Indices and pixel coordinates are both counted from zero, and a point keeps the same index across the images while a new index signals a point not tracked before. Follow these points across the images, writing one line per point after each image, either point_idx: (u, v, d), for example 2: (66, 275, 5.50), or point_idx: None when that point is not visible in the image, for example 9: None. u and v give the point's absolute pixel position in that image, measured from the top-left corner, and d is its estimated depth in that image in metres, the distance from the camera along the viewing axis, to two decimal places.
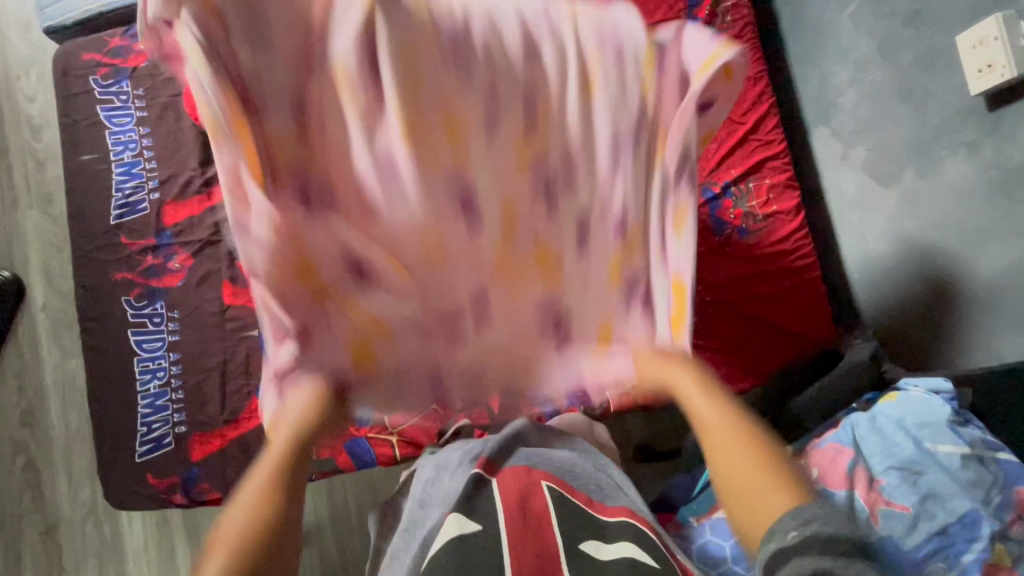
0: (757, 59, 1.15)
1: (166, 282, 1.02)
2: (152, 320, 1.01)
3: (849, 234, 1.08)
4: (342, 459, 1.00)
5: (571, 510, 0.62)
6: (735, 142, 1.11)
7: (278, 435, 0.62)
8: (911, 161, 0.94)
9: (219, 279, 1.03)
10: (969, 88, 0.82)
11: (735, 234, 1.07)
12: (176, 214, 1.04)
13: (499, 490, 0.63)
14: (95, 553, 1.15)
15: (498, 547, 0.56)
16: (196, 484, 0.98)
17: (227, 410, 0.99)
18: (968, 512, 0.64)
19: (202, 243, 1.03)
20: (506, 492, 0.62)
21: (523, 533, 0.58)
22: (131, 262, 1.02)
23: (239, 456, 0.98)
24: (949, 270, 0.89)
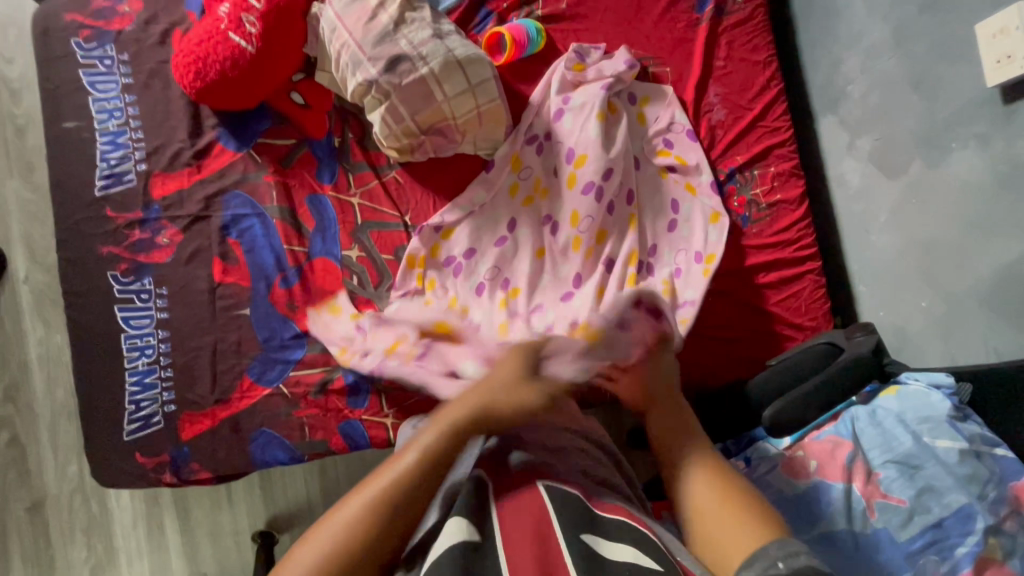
0: (768, 43, 1.12)
1: (153, 257, 0.99)
2: (139, 296, 0.98)
3: (852, 225, 1.08)
4: (335, 442, 0.98)
5: (573, 504, 0.58)
6: (742, 128, 1.09)
7: (441, 425, 0.60)
8: (919, 153, 0.92)
9: (209, 256, 1.00)
10: (985, 78, 0.80)
11: (737, 223, 1.06)
12: (164, 187, 1.00)
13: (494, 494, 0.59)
14: (83, 530, 1.14)
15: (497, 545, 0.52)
16: (186, 464, 0.97)
17: (218, 390, 0.98)
18: (962, 507, 0.66)
19: (191, 218, 1.00)
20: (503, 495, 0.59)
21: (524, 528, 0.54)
22: (117, 236, 0.99)
23: (230, 437, 0.97)
24: (951, 265, 0.89)
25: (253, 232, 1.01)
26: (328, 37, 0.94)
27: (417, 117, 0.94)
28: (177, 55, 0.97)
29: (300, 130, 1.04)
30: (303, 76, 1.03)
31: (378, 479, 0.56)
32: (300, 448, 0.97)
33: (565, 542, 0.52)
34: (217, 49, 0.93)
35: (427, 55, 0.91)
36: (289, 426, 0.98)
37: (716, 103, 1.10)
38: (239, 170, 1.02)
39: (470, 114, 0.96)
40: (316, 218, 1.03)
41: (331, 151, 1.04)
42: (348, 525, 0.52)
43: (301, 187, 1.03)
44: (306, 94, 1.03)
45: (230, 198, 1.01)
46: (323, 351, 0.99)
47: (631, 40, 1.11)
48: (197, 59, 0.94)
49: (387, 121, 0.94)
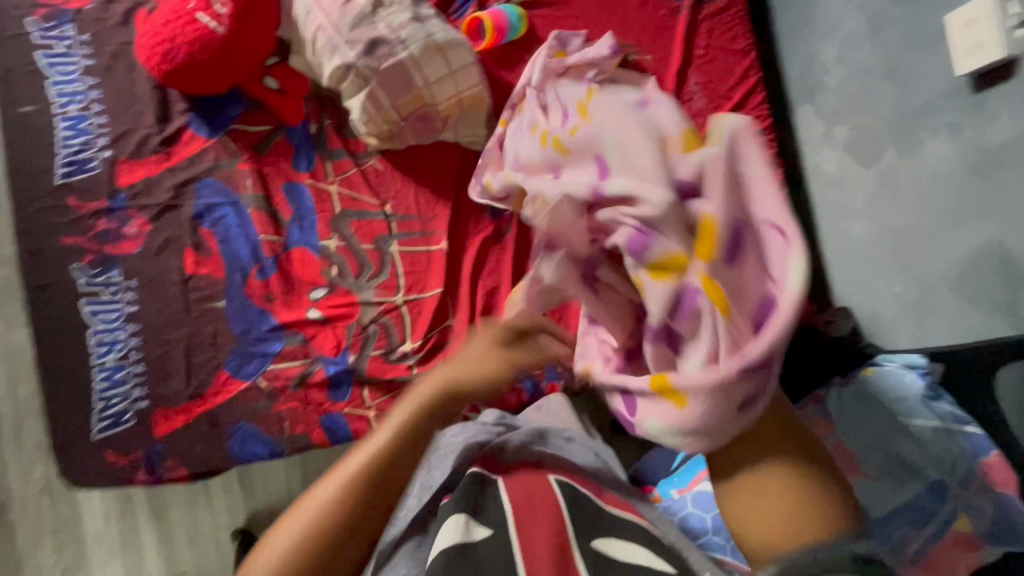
0: (746, 32, 1.13)
1: (121, 248, 0.95)
2: (107, 289, 0.94)
3: (828, 213, 1.10)
4: (316, 436, 0.96)
5: (582, 507, 0.63)
6: None
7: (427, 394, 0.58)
8: (893, 141, 0.94)
9: (181, 247, 0.96)
10: (956, 67, 0.82)
11: None
12: (131, 175, 0.96)
13: (504, 496, 0.64)
14: (51, 532, 1.10)
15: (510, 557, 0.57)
16: (160, 462, 0.93)
17: (193, 385, 0.94)
18: (936, 482, 0.70)
19: (161, 207, 0.96)
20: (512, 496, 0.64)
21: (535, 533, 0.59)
22: (82, 226, 0.94)
23: (207, 433, 0.94)
24: (923, 250, 0.92)
25: (227, 221, 0.97)
26: (303, 19, 0.91)
27: (396, 103, 0.92)
28: (142, 36, 0.92)
29: (275, 116, 1.00)
30: (277, 59, 1.00)
31: (356, 454, 0.56)
32: (280, 443, 0.95)
33: (579, 552, 0.58)
34: (185, 30, 0.89)
35: (406, 39, 0.89)
36: (268, 420, 0.95)
37: (697, 91, 1.11)
38: (211, 157, 0.98)
39: (451, 100, 0.94)
40: (293, 206, 1.00)
41: (308, 139, 1.01)
42: (317, 537, 0.53)
43: (277, 175, 1.00)
44: (280, 78, 0.99)
45: (202, 186, 0.97)
46: (303, 343, 0.97)
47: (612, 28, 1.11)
48: (163, 40, 0.90)
49: (366, 108, 0.91)
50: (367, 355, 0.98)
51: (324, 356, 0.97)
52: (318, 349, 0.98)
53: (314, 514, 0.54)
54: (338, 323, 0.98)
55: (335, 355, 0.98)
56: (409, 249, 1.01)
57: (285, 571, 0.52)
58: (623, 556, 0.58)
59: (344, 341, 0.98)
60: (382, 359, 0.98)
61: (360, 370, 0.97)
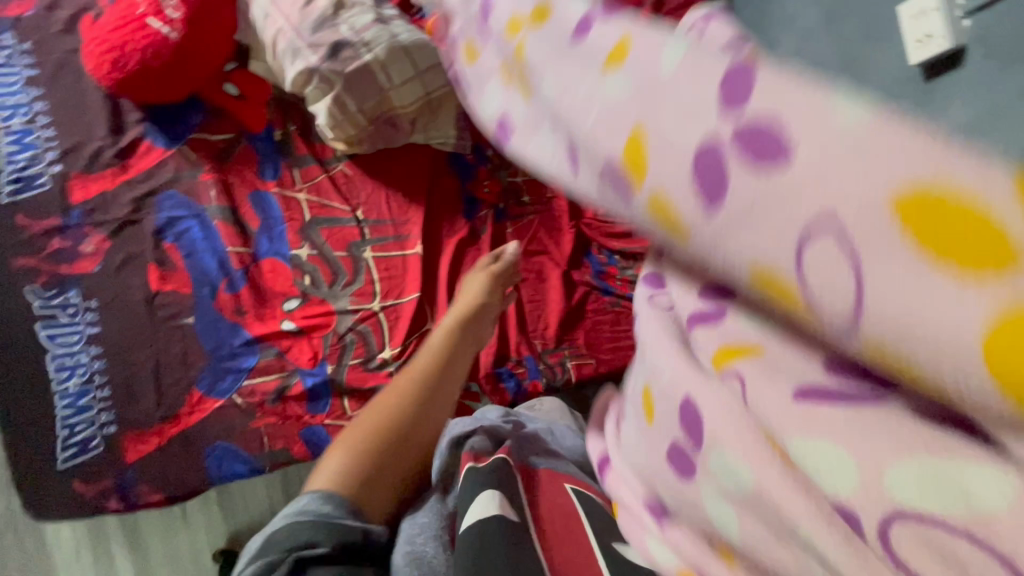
0: None
1: (79, 267, 0.90)
2: (64, 311, 0.89)
3: None
4: (297, 449, 0.93)
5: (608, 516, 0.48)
6: None
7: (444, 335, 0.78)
8: None
9: (143, 263, 0.92)
10: (907, 56, 0.85)
11: None
12: (85, 190, 0.91)
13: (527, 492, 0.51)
14: (18, 570, 1.04)
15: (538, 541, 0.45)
16: (133, 487, 0.90)
17: (164, 406, 0.91)
18: None
19: (119, 222, 0.92)
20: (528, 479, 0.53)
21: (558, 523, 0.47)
22: (33, 246, 0.89)
23: (182, 454, 0.91)
24: None
25: (191, 234, 0.94)
26: (261, 23, 0.89)
27: (362, 107, 0.90)
28: (89, 44, 0.88)
29: (237, 123, 0.97)
30: (235, 65, 0.97)
31: (398, 386, 0.67)
32: (260, 460, 0.93)
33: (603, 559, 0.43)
34: (134, 36, 0.85)
35: (370, 41, 0.87)
36: (246, 437, 0.92)
37: None
38: (170, 168, 0.94)
39: (417, 104, 0.93)
40: (260, 216, 0.97)
41: (273, 146, 0.99)
42: (379, 436, 0.59)
43: (242, 184, 0.97)
44: (241, 85, 0.96)
45: (163, 198, 0.93)
46: (278, 355, 0.95)
47: None
48: (113, 47, 0.86)
49: (331, 112, 0.89)
50: (345, 365, 0.96)
51: (301, 368, 0.95)
52: (294, 361, 0.95)
53: (378, 422, 0.61)
54: (314, 333, 0.96)
55: (312, 367, 0.95)
56: (383, 254, 1.00)
57: (356, 471, 0.55)
58: None
59: (321, 351, 0.96)
60: (361, 368, 0.96)
61: (339, 381, 0.95)
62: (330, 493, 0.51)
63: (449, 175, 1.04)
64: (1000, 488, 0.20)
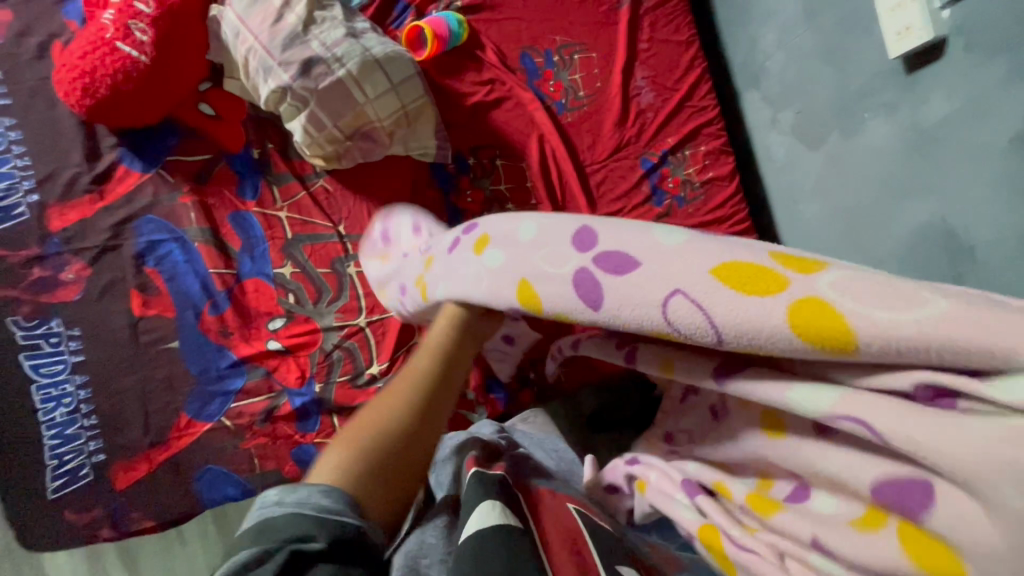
0: (687, 24, 1.15)
1: (59, 296, 0.90)
2: (47, 341, 0.89)
3: (781, 198, 1.12)
4: (288, 470, 0.93)
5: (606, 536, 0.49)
6: (670, 109, 1.10)
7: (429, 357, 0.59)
8: (835, 124, 0.96)
9: (125, 289, 0.91)
10: (888, 50, 0.84)
11: (673, 204, 1.08)
12: (63, 218, 0.91)
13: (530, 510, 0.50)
14: None
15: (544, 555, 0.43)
16: (125, 515, 0.89)
17: (152, 432, 0.90)
18: None
19: (99, 249, 0.91)
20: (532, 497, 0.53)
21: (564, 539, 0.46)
22: (13, 276, 0.88)
23: (172, 479, 0.90)
24: (870, 229, 0.94)
25: (172, 257, 0.93)
26: (232, 42, 0.87)
27: (338, 123, 0.89)
28: (59, 70, 0.87)
29: (214, 143, 0.96)
30: (210, 84, 0.96)
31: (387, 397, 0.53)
32: (251, 482, 0.92)
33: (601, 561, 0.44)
34: (104, 60, 0.84)
35: (342, 57, 0.87)
36: (236, 459, 0.92)
37: (644, 86, 1.11)
38: (149, 193, 0.94)
39: (392, 117, 0.93)
40: (242, 236, 0.96)
41: (252, 165, 0.98)
42: (383, 431, 0.50)
43: (221, 205, 0.96)
44: (216, 105, 0.96)
45: (142, 223, 0.93)
46: (265, 376, 0.94)
47: (555, 28, 1.10)
48: (83, 73, 0.85)
49: (308, 130, 0.88)
50: (333, 383, 0.96)
51: (288, 388, 0.94)
52: (281, 382, 0.94)
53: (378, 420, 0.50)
54: (301, 352, 0.95)
55: (300, 386, 0.95)
56: None
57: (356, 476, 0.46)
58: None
59: (309, 369, 0.95)
60: (349, 386, 0.96)
61: (328, 399, 0.95)
62: (332, 488, 0.44)
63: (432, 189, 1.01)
64: (999, 429, 0.30)
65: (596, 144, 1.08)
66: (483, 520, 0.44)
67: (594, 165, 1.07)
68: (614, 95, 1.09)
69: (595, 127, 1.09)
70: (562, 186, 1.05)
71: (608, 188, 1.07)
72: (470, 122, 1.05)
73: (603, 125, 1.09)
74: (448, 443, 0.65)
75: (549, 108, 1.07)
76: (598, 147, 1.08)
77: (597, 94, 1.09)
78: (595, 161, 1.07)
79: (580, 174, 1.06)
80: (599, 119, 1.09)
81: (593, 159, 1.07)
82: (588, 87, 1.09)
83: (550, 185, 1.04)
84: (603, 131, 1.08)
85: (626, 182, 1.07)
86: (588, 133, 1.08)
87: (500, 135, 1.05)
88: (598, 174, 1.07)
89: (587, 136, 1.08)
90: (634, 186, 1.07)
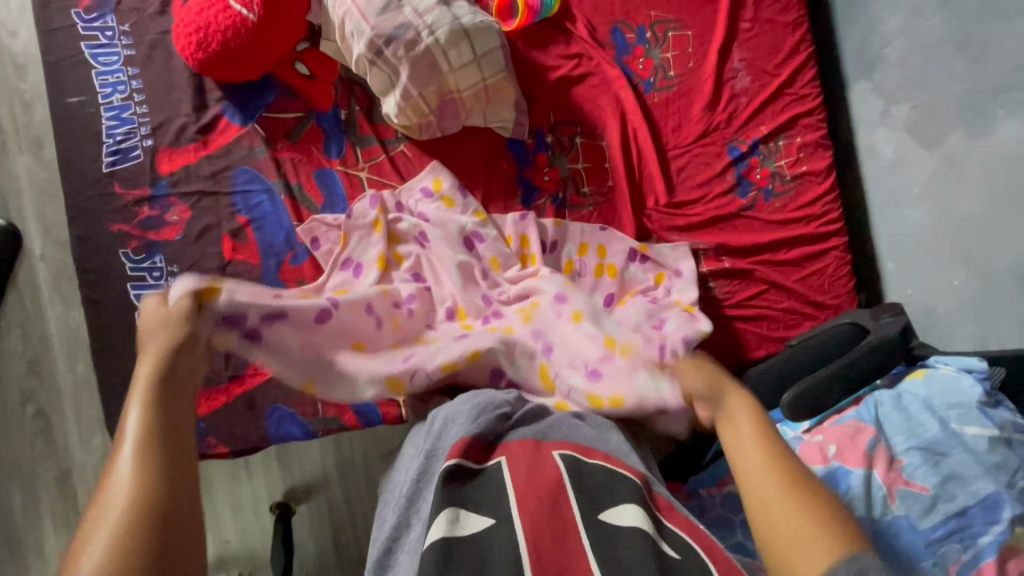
0: (798, 4, 1.06)
1: (163, 235, 0.98)
2: (150, 274, 0.98)
3: (881, 199, 1.03)
4: (348, 418, 0.98)
5: (588, 485, 0.60)
6: (767, 96, 1.03)
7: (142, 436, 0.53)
8: (960, 121, 0.87)
9: (219, 234, 0.99)
10: None
11: (759, 196, 1.02)
12: (172, 162, 0.98)
13: (511, 472, 0.61)
14: None
15: (516, 544, 0.53)
16: (203, 439, 0.98)
17: (232, 366, 0.98)
18: (989, 496, 0.69)
19: (199, 194, 0.98)
20: (517, 478, 0.60)
21: (547, 529, 0.55)
22: (127, 213, 0.98)
23: (246, 412, 0.98)
24: (988, 240, 0.85)
25: (262, 208, 0.99)
26: (331, 6, 0.91)
27: (424, 92, 0.91)
28: (178, 25, 0.93)
29: (306, 102, 1.01)
30: (308, 44, 0.99)
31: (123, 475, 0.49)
32: (313, 424, 0.98)
33: (583, 518, 0.56)
34: (219, 18, 0.90)
35: (432, 24, 0.88)
36: (303, 402, 0.98)
37: (741, 69, 1.04)
38: (247, 145, 1.00)
39: (474, 88, 0.94)
40: (325, 193, 0.99)
41: (339, 124, 1.01)
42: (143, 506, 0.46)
43: (307, 161, 1.00)
44: (311, 64, 0.99)
45: (236, 172, 0.99)
46: None
47: (651, 2, 1.05)
48: (198, 28, 0.91)
49: (399, 104, 0.91)
50: None
51: None
52: None
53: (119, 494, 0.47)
54: None
55: None
56: None
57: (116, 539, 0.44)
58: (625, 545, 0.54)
59: None
60: None
61: None
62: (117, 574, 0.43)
63: (506, 159, 1.00)
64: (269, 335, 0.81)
65: (681, 128, 1.03)
66: (440, 531, 0.53)
67: (677, 149, 1.03)
68: (707, 76, 1.04)
69: (682, 109, 1.04)
70: (642, 168, 1.02)
71: (688, 176, 1.02)
72: (552, 98, 1.02)
73: (691, 107, 1.03)
74: (470, 411, 0.69)
75: (636, 87, 1.04)
76: (684, 131, 1.03)
77: (689, 74, 1.04)
78: (680, 145, 1.03)
79: (661, 156, 1.02)
80: (688, 101, 1.04)
81: (678, 143, 1.03)
82: (680, 67, 1.04)
83: (628, 166, 1.01)
84: (691, 113, 1.03)
85: (710, 169, 1.02)
86: (674, 116, 1.03)
87: (580, 113, 1.03)
88: (681, 158, 1.02)
89: (674, 118, 1.03)
90: (717, 173, 1.02)
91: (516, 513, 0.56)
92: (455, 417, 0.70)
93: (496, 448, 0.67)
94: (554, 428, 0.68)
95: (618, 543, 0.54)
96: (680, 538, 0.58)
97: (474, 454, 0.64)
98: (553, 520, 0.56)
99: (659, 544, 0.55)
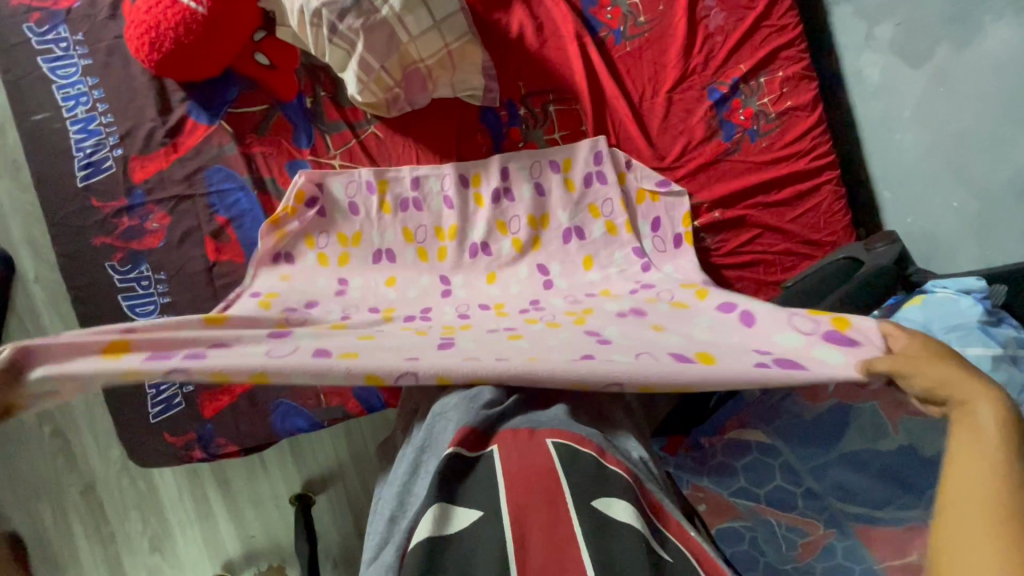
0: None
1: (147, 243, 0.98)
2: (139, 283, 0.98)
3: (871, 126, 0.98)
4: (351, 406, 0.98)
5: (582, 471, 0.58)
6: (744, 30, 0.99)
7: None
8: (946, 32, 0.83)
9: (201, 237, 0.98)
10: None
11: (744, 138, 0.98)
12: (144, 169, 0.98)
13: (501, 458, 0.60)
14: (135, 507, 1.21)
15: (502, 540, 0.52)
16: (212, 440, 0.99)
17: None
18: None
19: (175, 200, 0.98)
20: (508, 467, 0.59)
21: (537, 516, 0.54)
22: (107, 226, 0.98)
23: (251, 410, 0.99)
24: (984, 156, 0.82)
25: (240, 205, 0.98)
26: None
27: (385, 64, 0.87)
28: (129, 28, 0.91)
29: (270, 93, 0.99)
30: (264, 32, 0.97)
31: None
32: (318, 415, 0.99)
33: (575, 506, 0.55)
34: (167, 14, 0.87)
35: None
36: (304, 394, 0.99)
37: (714, 5, 1.00)
38: (216, 143, 0.98)
39: (436, 56, 0.91)
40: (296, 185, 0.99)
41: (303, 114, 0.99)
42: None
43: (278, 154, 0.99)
44: (271, 54, 0.97)
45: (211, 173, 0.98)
46: None
47: None
48: (148, 28, 0.89)
49: (360, 81, 0.87)
50: None
51: None
52: None
53: None
54: None
55: None
56: None
57: None
58: (614, 534, 0.52)
59: None
60: None
61: None
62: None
63: (480, 132, 1.01)
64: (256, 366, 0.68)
65: (655, 77, 1.00)
66: (426, 532, 0.52)
67: (655, 98, 1.00)
68: (678, 21, 1.00)
69: (655, 57, 1.00)
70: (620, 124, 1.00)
71: (676, 122, 0.99)
72: (522, 66, 1.00)
73: (665, 53, 1.00)
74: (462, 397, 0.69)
75: (604, 38, 1.01)
76: (662, 78, 1.00)
77: (659, 19, 1.00)
78: (657, 94, 1.00)
79: (634, 109, 1.00)
80: (660, 48, 1.00)
81: (655, 92, 1.00)
82: (649, 13, 1.00)
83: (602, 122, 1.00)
84: (663, 58, 1.00)
85: (691, 114, 0.99)
86: (650, 64, 1.00)
87: (552, 77, 1.00)
88: (658, 109, 1.00)
89: (646, 67, 1.00)
90: (696, 119, 0.99)
91: (505, 501, 0.55)
92: (446, 407, 0.70)
93: (493, 436, 0.65)
94: (549, 416, 0.66)
95: (612, 534, 0.52)
96: (675, 544, 0.56)
97: (470, 445, 0.63)
98: (545, 505, 0.55)
99: (653, 545, 0.53)
